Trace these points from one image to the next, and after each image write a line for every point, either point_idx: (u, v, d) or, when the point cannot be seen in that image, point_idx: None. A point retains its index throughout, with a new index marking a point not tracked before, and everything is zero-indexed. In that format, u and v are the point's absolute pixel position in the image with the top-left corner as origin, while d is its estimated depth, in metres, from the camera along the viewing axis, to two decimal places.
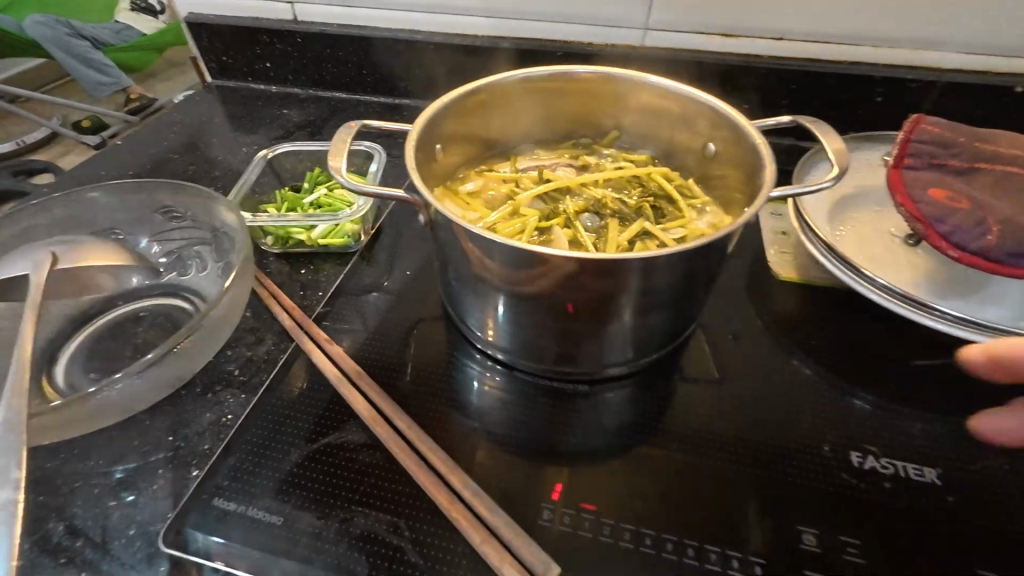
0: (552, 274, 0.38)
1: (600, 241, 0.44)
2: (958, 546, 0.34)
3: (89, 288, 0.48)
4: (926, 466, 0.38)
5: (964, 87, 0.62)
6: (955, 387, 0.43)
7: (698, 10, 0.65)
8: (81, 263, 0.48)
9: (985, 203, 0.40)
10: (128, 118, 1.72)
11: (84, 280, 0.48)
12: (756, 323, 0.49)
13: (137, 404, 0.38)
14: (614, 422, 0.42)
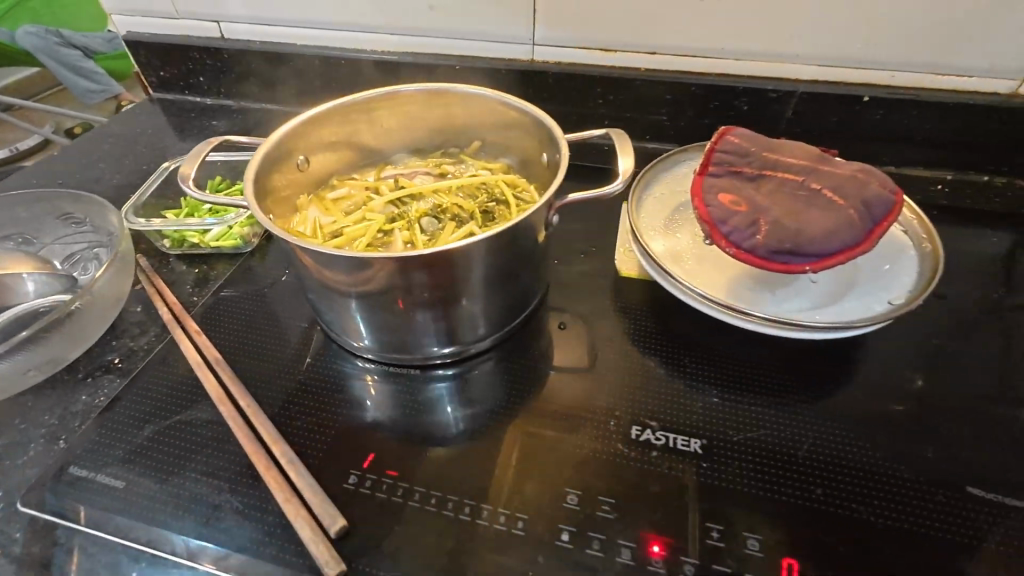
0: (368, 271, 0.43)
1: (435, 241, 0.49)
2: (701, 503, 0.39)
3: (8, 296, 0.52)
4: (693, 437, 0.43)
5: (819, 95, 0.67)
6: (749, 372, 0.48)
7: (576, 27, 0.70)
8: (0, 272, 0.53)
9: (761, 206, 0.44)
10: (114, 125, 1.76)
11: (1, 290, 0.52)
12: (593, 315, 0.54)
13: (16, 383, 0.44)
14: (441, 402, 0.47)
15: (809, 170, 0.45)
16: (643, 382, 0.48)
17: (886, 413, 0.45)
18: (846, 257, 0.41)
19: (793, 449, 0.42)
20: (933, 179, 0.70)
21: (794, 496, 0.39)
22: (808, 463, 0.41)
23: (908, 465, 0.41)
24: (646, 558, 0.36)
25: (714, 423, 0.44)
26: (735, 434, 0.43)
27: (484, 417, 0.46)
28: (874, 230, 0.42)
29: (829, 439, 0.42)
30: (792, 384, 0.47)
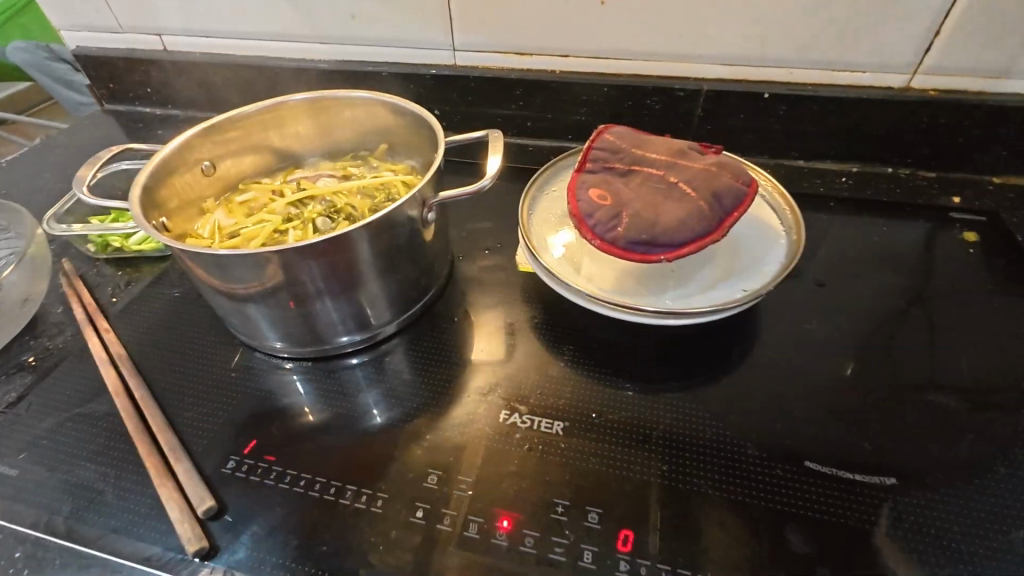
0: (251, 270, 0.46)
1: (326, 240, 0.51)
2: (552, 480, 0.41)
3: None
4: (556, 420, 0.45)
5: (723, 93, 0.69)
6: (623, 359, 0.51)
7: (491, 32, 0.73)
8: None
9: (624, 200, 0.47)
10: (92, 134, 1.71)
11: None
12: (489, 308, 0.56)
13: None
14: (329, 391, 0.49)
15: (671, 166, 0.48)
16: (522, 369, 0.50)
17: (746, 396, 0.47)
18: (697, 245, 0.44)
19: (648, 430, 0.45)
20: (839, 172, 0.72)
21: (640, 473, 0.42)
22: (659, 442, 0.44)
23: (754, 444, 0.44)
24: (492, 531, 0.39)
25: (582, 407, 0.46)
26: (596, 417, 0.46)
27: (366, 404, 0.48)
28: (724, 221, 0.45)
29: (683, 420, 0.45)
30: (666, 369, 0.50)
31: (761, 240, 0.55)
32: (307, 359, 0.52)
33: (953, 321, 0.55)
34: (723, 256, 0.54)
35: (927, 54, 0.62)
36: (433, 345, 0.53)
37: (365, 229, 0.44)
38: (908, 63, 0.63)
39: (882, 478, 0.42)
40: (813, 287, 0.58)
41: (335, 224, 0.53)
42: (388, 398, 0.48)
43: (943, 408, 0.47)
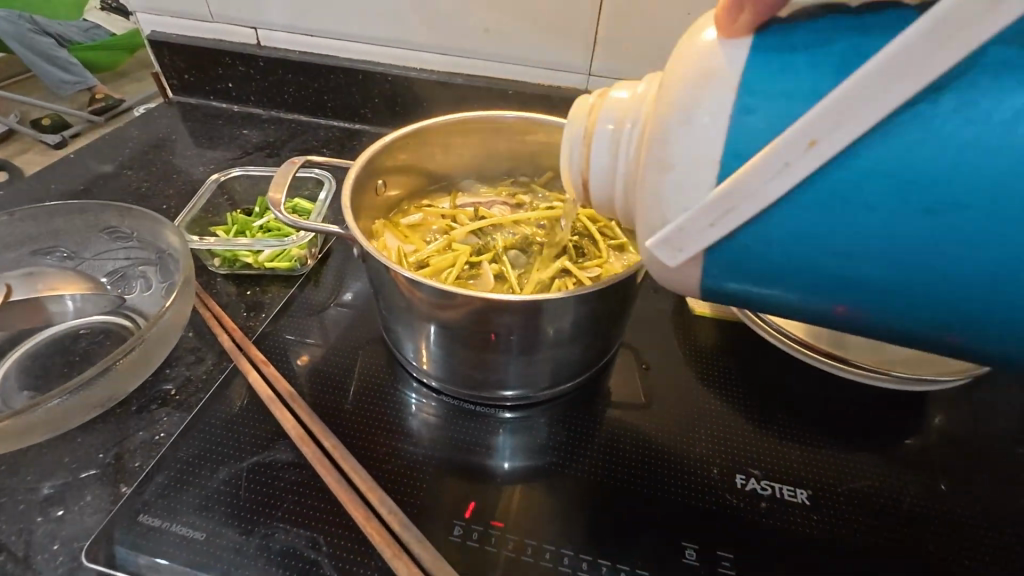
0: (469, 311, 0.41)
1: (524, 276, 0.48)
2: (818, 558, 0.39)
3: (50, 316, 0.49)
4: (798, 488, 0.42)
5: None
6: (838, 417, 0.48)
7: (635, 61, 0.71)
8: (48, 292, 0.50)
9: None
10: (96, 119, 1.35)
11: (42, 308, 0.49)
12: (673, 354, 0.53)
13: (74, 420, 0.40)
14: (527, 443, 0.46)
15: None
16: (734, 425, 0.47)
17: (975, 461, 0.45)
18: None
19: (895, 502, 0.42)
20: None
21: (908, 551, 0.39)
22: (912, 514, 0.41)
23: (1012, 518, 0.42)
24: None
25: (818, 470, 0.44)
26: (839, 486, 0.43)
27: (577, 463, 0.44)
28: None
29: (929, 490, 0.43)
30: (884, 425, 0.47)
31: None
32: (492, 407, 0.48)
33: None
34: None
35: None
36: (627, 393, 0.50)
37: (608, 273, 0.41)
38: None
39: None
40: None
41: (527, 258, 0.49)
42: (596, 454, 0.45)
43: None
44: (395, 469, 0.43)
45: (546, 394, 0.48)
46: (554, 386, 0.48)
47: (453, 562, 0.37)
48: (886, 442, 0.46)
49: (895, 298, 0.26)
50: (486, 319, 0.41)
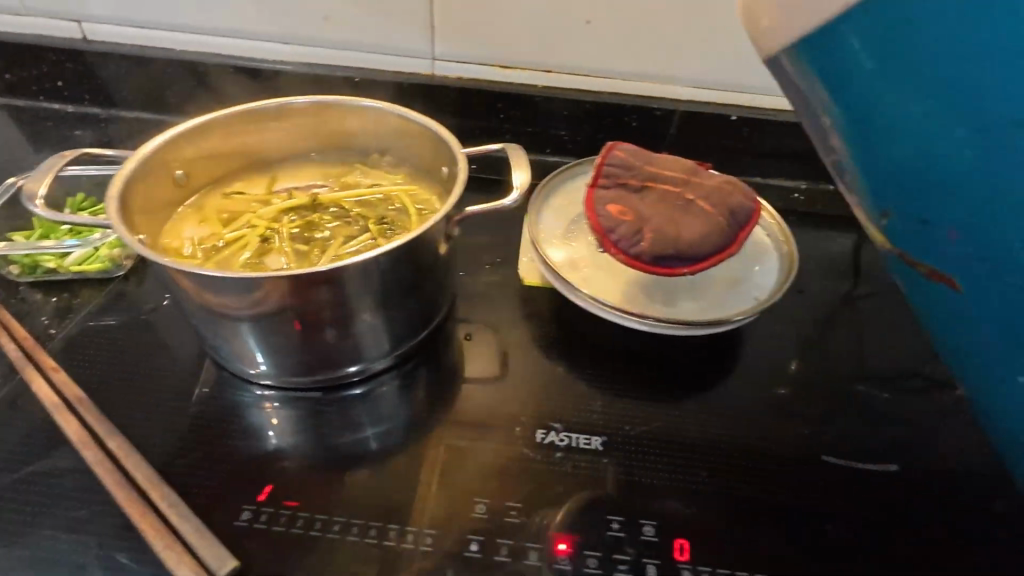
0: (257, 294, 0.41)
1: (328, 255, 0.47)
2: (599, 497, 0.45)
3: None
4: (594, 434, 0.49)
5: (694, 113, 0.75)
6: (641, 370, 0.54)
7: (475, 44, 0.72)
8: None
9: (645, 216, 0.48)
10: None
11: None
12: (501, 326, 0.57)
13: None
14: (348, 424, 0.48)
15: (682, 180, 0.50)
16: (547, 387, 0.52)
17: (746, 396, 0.54)
18: (719, 258, 0.46)
19: (673, 442, 0.49)
20: (791, 189, 0.80)
21: (676, 479, 0.47)
22: (685, 449, 0.49)
23: (761, 440, 0.51)
24: (557, 556, 0.41)
25: (615, 421, 0.50)
26: (629, 429, 0.50)
27: (397, 440, 0.47)
28: (739, 235, 0.47)
29: (707, 425, 0.51)
30: (676, 373, 0.55)
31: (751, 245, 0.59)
32: (317, 388, 0.49)
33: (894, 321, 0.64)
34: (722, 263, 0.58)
35: None
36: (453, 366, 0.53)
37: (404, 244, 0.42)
38: None
39: (888, 465, 0.50)
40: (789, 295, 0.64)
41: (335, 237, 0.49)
42: (416, 425, 0.48)
43: (896, 402, 0.56)
44: (202, 465, 0.43)
45: (374, 373, 0.51)
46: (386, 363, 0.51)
47: (245, 549, 0.39)
48: (676, 389, 0.53)
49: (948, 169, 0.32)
50: (279, 307, 0.41)
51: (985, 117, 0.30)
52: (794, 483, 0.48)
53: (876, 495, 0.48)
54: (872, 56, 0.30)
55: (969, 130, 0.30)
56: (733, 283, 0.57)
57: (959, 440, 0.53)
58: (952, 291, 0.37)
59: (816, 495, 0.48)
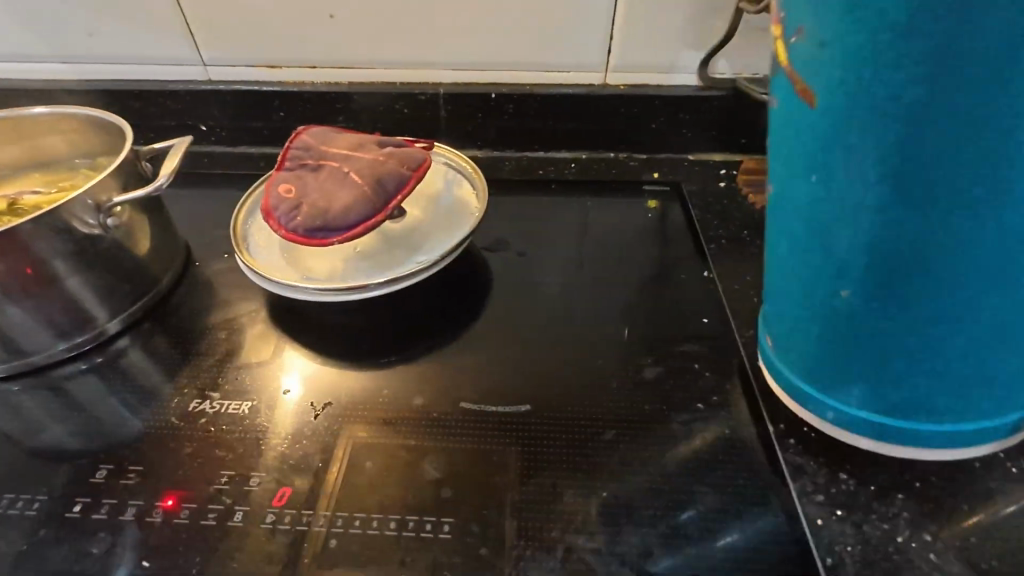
0: None
1: None
2: (218, 455, 0.45)
3: None
4: (243, 397, 0.50)
5: (458, 95, 0.77)
6: (326, 335, 0.56)
7: (238, 48, 0.76)
8: None
9: (307, 192, 0.52)
10: None
11: None
12: (209, 319, 0.59)
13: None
14: (39, 408, 0.52)
15: (344, 156, 0.53)
16: (228, 358, 0.54)
17: (418, 348, 0.54)
18: (365, 226, 0.50)
19: (323, 401, 0.49)
20: (569, 160, 0.82)
21: (305, 429, 0.47)
22: (335, 405, 0.48)
23: (431, 383, 0.50)
24: (154, 511, 0.41)
25: (270, 386, 0.51)
26: (285, 393, 0.50)
27: (74, 420, 0.51)
28: (390, 203, 0.51)
29: (365, 380, 0.51)
30: (367, 334, 0.56)
31: (462, 216, 0.63)
32: (20, 382, 0.54)
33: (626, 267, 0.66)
34: (433, 235, 0.62)
35: (610, 55, 0.74)
36: (153, 349, 0.57)
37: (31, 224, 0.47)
38: (599, 64, 0.75)
39: (520, 407, 0.47)
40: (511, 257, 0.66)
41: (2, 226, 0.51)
42: (95, 404, 0.52)
43: (583, 341, 0.54)
44: None
45: (83, 361, 0.56)
46: (96, 350, 0.56)
47: None
48: (359, 351, 0.54)
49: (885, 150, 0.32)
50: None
51: (968, 54, 0.28)
52: (423, 428, 0.46)
53: (506, 434, 0.45)
54: (867, 57, 0.30)
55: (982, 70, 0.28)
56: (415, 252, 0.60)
57: (633, 373, 0.50)
58: (806, 190, 0.36)
59: (446, 441, 0.45)
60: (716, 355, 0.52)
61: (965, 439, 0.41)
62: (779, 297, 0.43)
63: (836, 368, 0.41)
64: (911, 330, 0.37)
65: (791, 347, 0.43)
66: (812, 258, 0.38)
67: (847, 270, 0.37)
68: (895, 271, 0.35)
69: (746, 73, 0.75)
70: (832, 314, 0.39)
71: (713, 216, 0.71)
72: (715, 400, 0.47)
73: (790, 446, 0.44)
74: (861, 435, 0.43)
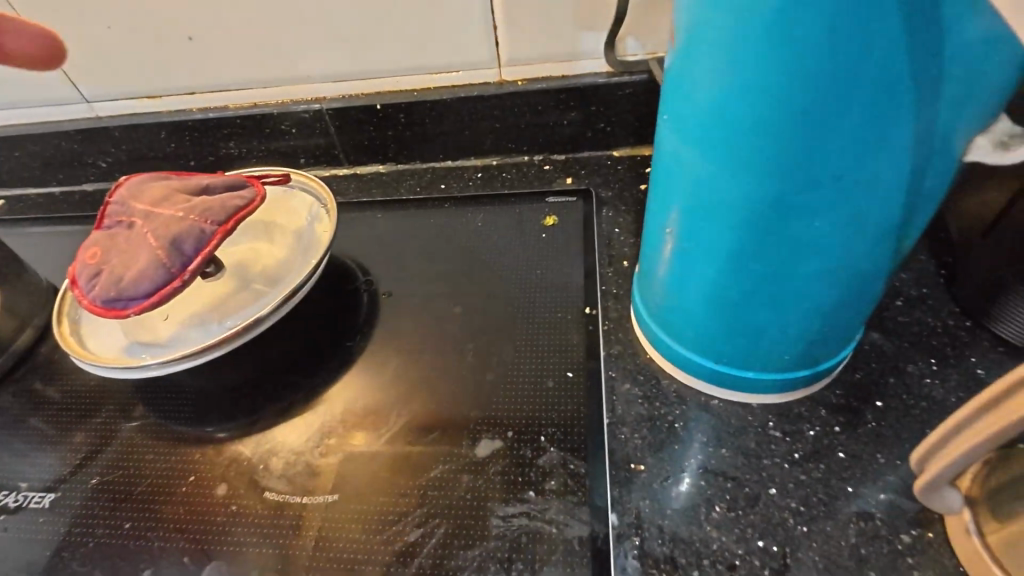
0: None
1: None
2: (4, 562, 0.43)
3: None
4: (47, 491, 0.46)
5: (343, 109, 0.70)
6: (160, 403, 0.51)
7: (114, 81, 0.72)
8: None
9: (109, 257, 0.48)
10: None
11: None
12: (58, 386, 0.55)
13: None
14: None
15: (147, 214, 0.48)
16: (56, 438, 0.50)
17: (245, 409, 0.49)
18: (159, 295, 0.45)
19: (129, 492, 0.45)
20: (476, 168, 0.73)
21: (97, 532, 0.43)
22: (139, 497, 0.44)
23: (250, 468, 0.44)
24: None
25: (90, 476, 0.46)
26: (93, 482, 0.46)
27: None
28: (189, 266, 0.46)
29: (184, 456, 0.46)
30: (206, 403, 0.50)
31: (314, 253, 0.58)
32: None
33: (505, 296, 0.56)
34: (285, 277, 0.57)
35: (498, 48, 0.64)
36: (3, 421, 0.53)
37: None
38: (489, 59, 0.65)
39: (327, 495, 0.42)
40: (376, 294, 0.59)
41: None
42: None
43: (431, 403, 0.47)
44: None
45: None
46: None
47: None
48: (192, 422, 0.49)
49: (736, 163, 0.31)
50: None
51: (865, 69, 0.25)
52: (219, 527, 0.41)
53: (306, 534, 0.40)
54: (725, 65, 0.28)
55: (868, 84, 0.26)
56: (258, 304, 0.55)
57: (465, 451, 0.43)
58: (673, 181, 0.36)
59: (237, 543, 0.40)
60: (569, 421, 0.44)
61: (810, 377, 0.41)
62: (656, 234, 0.42)
63: (686, 305, 0.41)
64: (741, 303, 0.38)
65: (657, 285, 0.43)
66: (673, 194, 0.37)
67: (702, 263, 0.38)
68: (743, 269, 0.36)
69: (661, 52, 0.63)
70: (679, 262, 0.39)
71: (620, 231, 0.61)
72: (550, 486, 0.40)
73: (626, 551, 0.36)
74: (699, 381, 0.44)
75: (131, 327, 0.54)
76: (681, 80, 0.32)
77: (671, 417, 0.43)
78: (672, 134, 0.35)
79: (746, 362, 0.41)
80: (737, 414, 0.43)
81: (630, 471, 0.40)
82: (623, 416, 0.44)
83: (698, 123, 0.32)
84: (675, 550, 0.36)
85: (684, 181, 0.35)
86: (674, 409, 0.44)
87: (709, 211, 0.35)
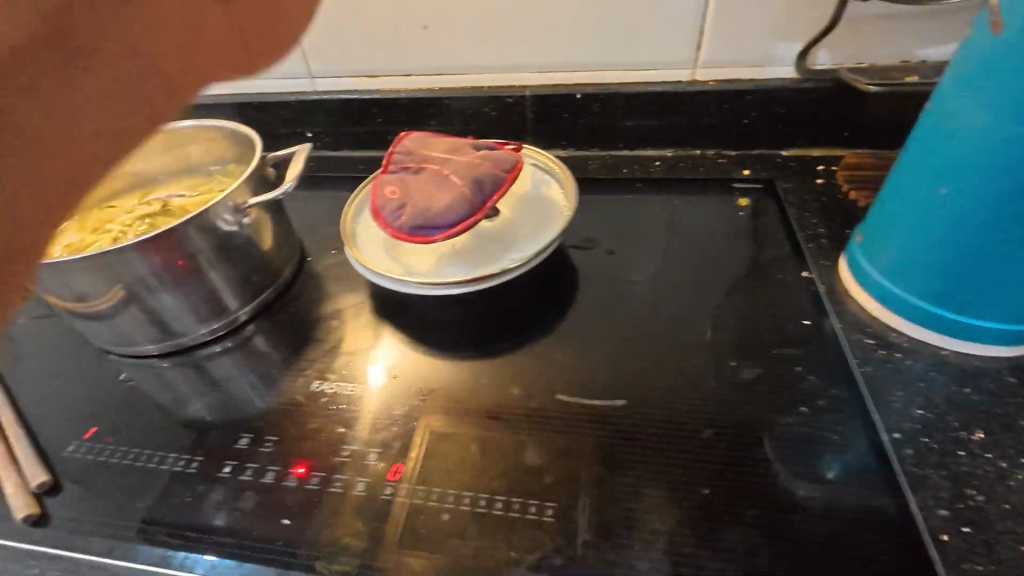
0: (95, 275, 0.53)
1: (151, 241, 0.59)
2: (341, 434, 0.53)
3: None
4: (352, 384, 0.58)
5: (544, 96, 0.79)
6: (426, 332, 0.63)
7: (343, 59, 0.82)
8: None
9: (409, 194, 0.56)
10: None
11: None
12: (330, 308, 0.67)
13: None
14: (188, 381, 0.61)
15: (443, 159, 0.56)
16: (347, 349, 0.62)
17: (510, 340, 0.61)
18: (463, 226, 0.53)
19: (434, 390, 0.56)
20: (655, 157, 0.81)
21: (408, 415, 0.54)
22: (445, 394, 0.56)
23: (534, 383, 0.56)
24: (289, 476, 0.51)
25: (394, 375, 0.58)
26: (395, 378, 0.58)
27: (210, 396, 0.59)
28: (486, 204, 0.54)
29: (474, 369, 0.58)
30: (472, 330, 0.63)
31: (548, 211, 0.65)
32: (163, 357, 0.64)
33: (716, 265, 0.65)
34: (523, 228, 0.64)
35: (699, 51, 0.73)
36: (285, 333, 0.64)
37: (187, 223, 0.54)
38: (687, 60, 0.74)
39: (615, 401, 0.53)
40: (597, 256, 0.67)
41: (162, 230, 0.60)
42: (237, 375, 0.61)
43: (684, 344, 0.58)
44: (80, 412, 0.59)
45: (219, 344, 0.64)
46: (218, 337, 0.64)
47: (85, 469, 0.54)
48: (467, 342, 0.61)
49: None
50: (123, 285, 0.55)
51: None
52: (524, 417, 0.53)
53: (613, 430, 0.51)
54: None
55: None
56: (497, 259, 0.62)
57: (730, 376, 0.54)
58: (957, 148, 0.43)
59: (549, 433, 0.51)
60: (805, 365, 0.52)
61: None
62: (905, 202, 0.49)
63: (933, 263, 0.47)
64: (1003, 259, 0.44)
65: (895, 247, 0.50)
66: (950, 161, 0.44)
67: (972, 219, 0.44)
68: (1015, 225, 0.42)
69: (847, 63, 0.71)
70: (939, 223, 0.46)
71: (810, 214, 0.68)
72: (819, 405, 0.50)
73: (906, 455, 0.45)
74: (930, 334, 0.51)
75: (394, 254, 0.63)
76: (998, 62, 0.40)
77: (908, 363, 0.51)
78: (968, 108, 0.42)
79: (984, 316, 0.48)
80: (963, 363, 0.50)
81: (886, 399, 0.48)
82: (845, 364, 0.53)
83: (1014, 94, 0.39)
84: (944, 458, 0.44)
85: (977, 146, 0.42)
86: (906, 356, 0.51)
87: (996, 172, 0.42)
